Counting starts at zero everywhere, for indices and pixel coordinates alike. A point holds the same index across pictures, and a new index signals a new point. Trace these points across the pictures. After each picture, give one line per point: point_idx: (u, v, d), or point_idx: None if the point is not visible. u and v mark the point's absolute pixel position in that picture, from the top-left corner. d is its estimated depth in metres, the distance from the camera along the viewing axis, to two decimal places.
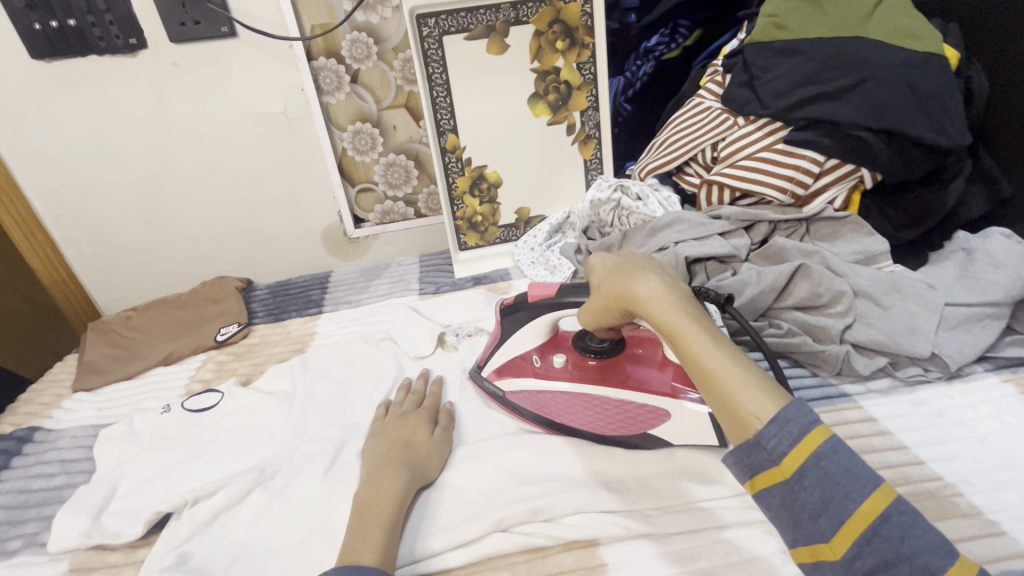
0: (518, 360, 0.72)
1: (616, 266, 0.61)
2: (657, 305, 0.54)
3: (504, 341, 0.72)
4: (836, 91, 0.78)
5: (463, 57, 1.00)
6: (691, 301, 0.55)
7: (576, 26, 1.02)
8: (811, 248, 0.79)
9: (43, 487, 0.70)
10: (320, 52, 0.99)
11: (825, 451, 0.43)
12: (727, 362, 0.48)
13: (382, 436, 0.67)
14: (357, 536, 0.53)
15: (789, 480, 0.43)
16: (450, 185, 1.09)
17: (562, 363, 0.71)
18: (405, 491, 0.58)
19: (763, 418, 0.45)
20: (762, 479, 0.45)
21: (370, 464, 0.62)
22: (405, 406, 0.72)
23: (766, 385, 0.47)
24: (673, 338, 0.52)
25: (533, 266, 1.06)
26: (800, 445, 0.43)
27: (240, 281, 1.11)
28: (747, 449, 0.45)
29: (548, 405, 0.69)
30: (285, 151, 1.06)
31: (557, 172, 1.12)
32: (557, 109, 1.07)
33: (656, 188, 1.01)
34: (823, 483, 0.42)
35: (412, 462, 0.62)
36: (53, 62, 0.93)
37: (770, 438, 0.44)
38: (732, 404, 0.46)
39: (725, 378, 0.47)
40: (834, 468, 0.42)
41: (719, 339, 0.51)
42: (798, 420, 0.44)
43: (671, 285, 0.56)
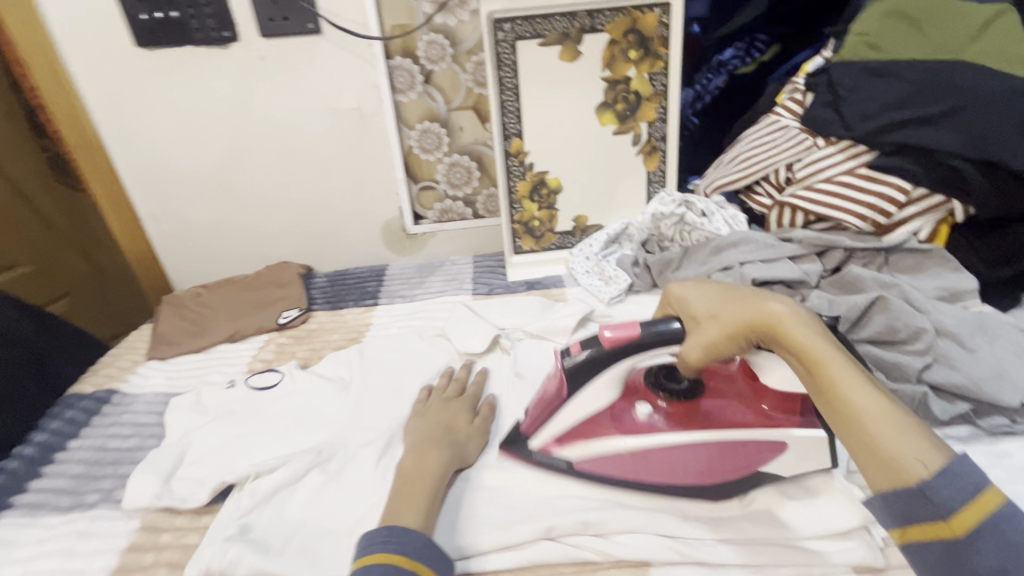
0: (588, 422, 0.63)
1: (723, 295, 0.61)
2: (814, 340, 0.54)
3: (571, 398, 0.61)
4: (931, 117, 0.74)
5: (535, 63, 1.01)
6: (827, 337, 0.55)
7: (652, 36, 1.01)
8: (889, 279, 0.75)
9: (118, 447, 0.75)
10: (398, 51, 1.01)
11: (1005, 515, 0.42)
12: (895, 407, 0.49)
13: (425, 416, 0.70)
14: (402, 497, 0.58)
15: (959, 538, 0.42)
16: (511, 188, 1.10)
17: (646, 414, 0.63)
18: (447, 465, 0.62)
19: (930, 466, 0.45)
20: (915, 531, 0.45)
21: (414, 439, 0.66)
22: (449, 392, 0.75)
23: (927, 435, 0.47)
24: (826, 376, 0.52)
25: (587, 275, 1.05)
26: (974, 502, 0.43)
27: (302, 268, 1.15)
28: (905, 496, 0.45)
29: (627, 463, 0.62)
30: (356, 145, 1.10)
31: (618, 182, 1.11)
32: (624, 119, 1.06)
33: (723, 205, 0.98)
34: (1010, 553, 0.40)
35: (455, 442, 0.66)
36: (154, 50, 0.99)
37: (940, 489, 0.44)
38: (894, 452, 0.47)
39: (886, 424, 0.48)
40: (1020, 537, 0.40)
41: (873, 383, 0.51)
42: (969, 478, 0.44)
43: (805, 319, 0.56)
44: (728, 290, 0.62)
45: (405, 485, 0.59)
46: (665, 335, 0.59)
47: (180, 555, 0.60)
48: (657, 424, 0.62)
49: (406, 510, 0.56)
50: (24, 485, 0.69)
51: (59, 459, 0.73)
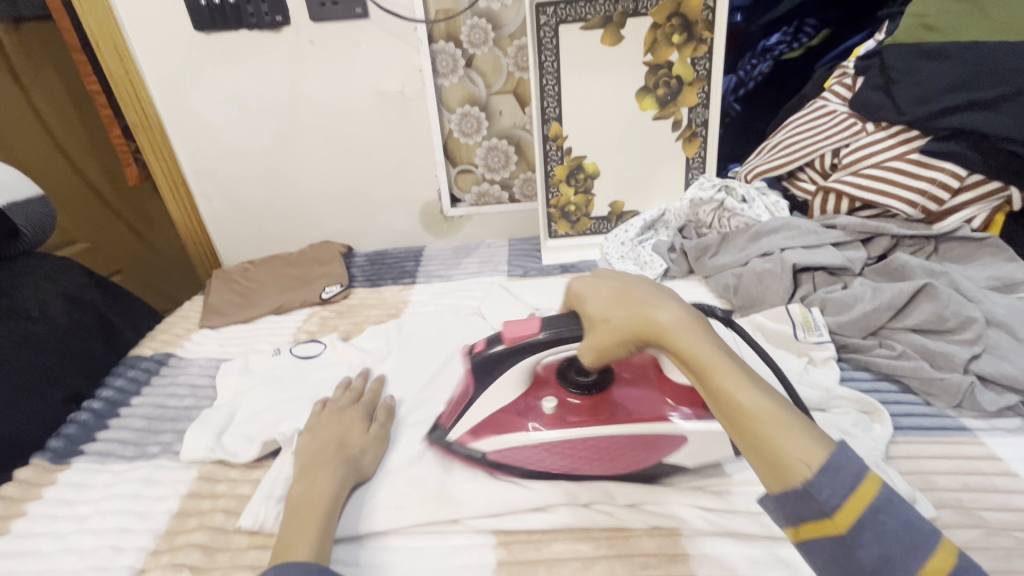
0: (498, 417, 0.62)
1: (619, 291, 0.53)
2: (687, 340, 0.46)
3: (474, 399, 0.62)
4: (990, 100, 0.71)
5: (576, 47, 1.02)
6: (710, 329, 0.48)
7: (696, 20, 1.00)
8: (938, 267, 0.73)
9: (176, 405, 0.80)
10: (441, 35, 1.03)
11: (882, 502, 0.37)
12: (774, 403, 0.41)
13: (316, 432, 0.65)
14: (292, 531, 0.53)
15: (844, 536, 0.37)
16: (548, 172, 1.11)
17: (554, 409, 0.61)
18: (340, 488, 0.57)
19: (813, 467, 0.38)
20: (806, 530, 0.39)
21: (301, 466, 0.60)
22: (343, 401, 0.71)
23: (809, 428, 0.41)
24: (705, 377, 0.44)
25: (622, 260, 1.05)
26: (854, 496, 0.37)
27: (343, 247, 1.19)
28: (792, 498, 0.39)
29: (543, 456, 0.61)
30: (398, 128, 1.12)
31: (655, 168, 1.10)
32: (664, 104, 1.05)
33: (765, 191, 0.97)
34: (882, 538, 0.37)
35: (346, 459, 0.61)
36: (211, 34, 1.04)
37: (821, 488, 0.38)
38: (780, 455, 0.39)
39: (768, 421, 0.41)
40: (893, 522, 0.37)
41: (750, 374, 0.44)
42: (849, 469, 0.38)
43: (687, 313, 0.49)
44: (622, 286, 0.55)
45: (294, 518, 0.54)
46: (559, 328, 0.56)
47: (233, 503, 0.63)
48: (568, 420, 0.61)
49: (298, 544, 0.51)
50: (92, 435, 0.74)
51: (123, 413, 0.78)
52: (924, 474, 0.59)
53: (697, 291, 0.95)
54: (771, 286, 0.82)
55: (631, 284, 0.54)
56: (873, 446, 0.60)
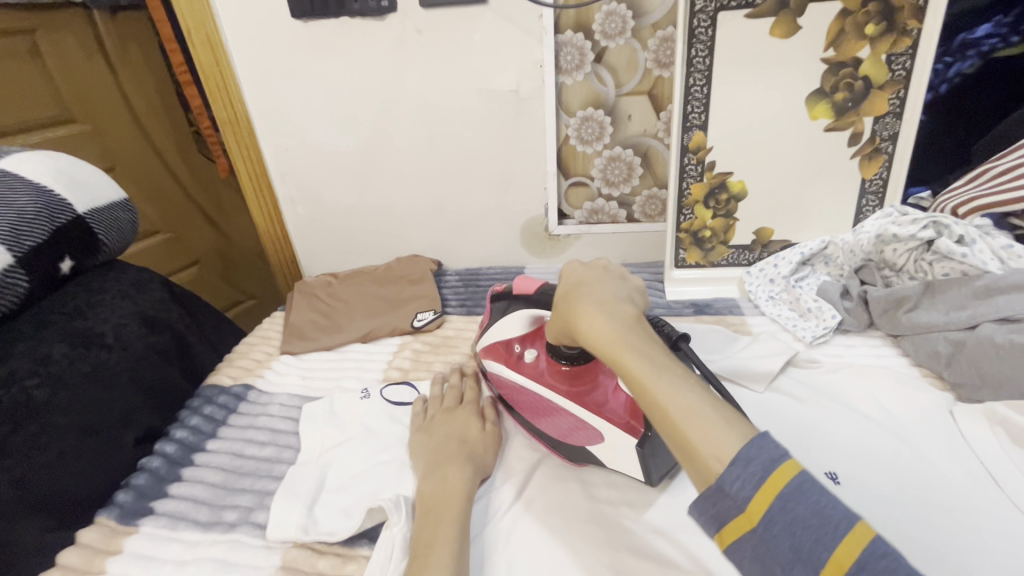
0: (500, 345, 0.70)
1: (564, 288, 0.57)
2: (600, 338, 0.49)
3: (492, 324, 0.72)
4: None
5: (737, 40, 0.82)
6: (629, 321, 0.50)
7: (901, 5, 0.78)
8: None
9: (256, 455, 0.68)
10: (569, 24, 0.87)
11: (792, 491, 0.37)
12: (682, 395, 0.42)
13: (430, 431, 0.65)
14: (430, 525, 0.53)
15: (757, 529, 0.38)
16: (682, 190, 0.93)
17: (531, 359, 0.67)
18: (473, 484, 0.57)
19: (723, 461, 0.39)
20: (729, 530, 0.39)
21: (423, 460, 0.61)
22: (447, 401, 0.70)
23: (719, 419, 0.41)
24: (621, 375, 0.46)
25: (773, 303, 0.86)
26: (765, 487, 0.38)
27: (433, 264, 1.06)
28: (711, 497, 0.40)
29: (513, 397, 0.68)
30: (506, 133, 0.97)
31: (819, 191, 0.90)
32: (842, 112, 0.84)
33: (988, 231, 0.74)
34: (793, 530, 0.36)
35: (470, 457, 0.61)
36: (309, 22, 0.92)
37: (733, 482, 0.38)
38: (692, 452, 0.40)
39: (673, 415, 0.42)
40: (803, 511, 0.37)
41: (663, 364, 0.45)
42: (760, 458, 0.38)
43: (607, 306, 0.51)
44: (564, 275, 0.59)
45: (430, 524, 0.53)
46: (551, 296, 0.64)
47: None
48: (539, 373, 0.65)
49: (437, 544, 0.50)
50: (165, 489, 0.64)
51: (197, 461, 0.67)
52: None
53: (885, 354, 0.75)
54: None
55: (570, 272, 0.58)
56: None
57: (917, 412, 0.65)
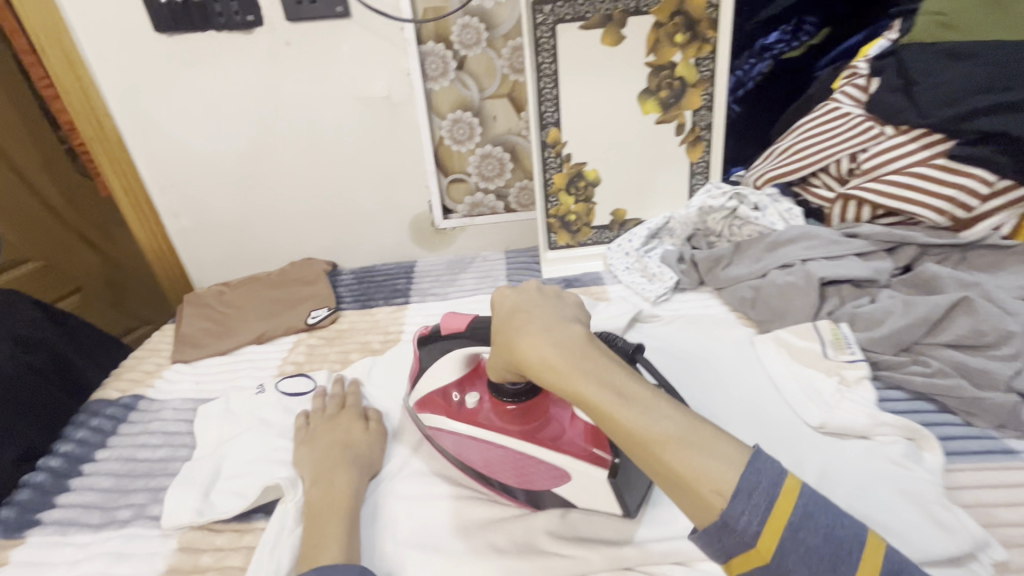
0: (436, 395, 0.65)
1: (507, 319, 0.54)
2: (564, 376, 0.47)
3: (424, 373, 0.67)
4: (1018, 102, 0.68)
5: (575, 48, 0.96)
6: (586, 351, 0.49)
7: (700, 18, 0.95)
8: (971, 279, 0.69)
9: (148, 457, 0.71)
10: (430, 36, 0.96)
11: (801, 519, 0.39)
12: (655, 424, 0.43)
13: (314, 441, 0.66)
14: (320, 531, 0.55)
15: (770, 563, 0.39)
16: (546, 181, 1.05)
17: (475, 403, 0.63)
18: (357, 486, 0.60)
19: (725, 494, 0.40)
20: (739, 563, 0.41)
21: (308, 472, 0.62)
22: (329, 408, 0.71)
23: (709, 445, 0.42)
24: (593, 415, 0.45)
25: (628, 271, 1.01)
26: (769, 515, 0.39)
27: (327, 264, 1.11)
28: (717, 532, 0.41)
29: (461, 450, 0.63)
30: (383, 135, 1.05)
31: (659, 175, 1.06)
32: (667, 107, 1.01)
33: (776, 198, 0.92)
34: (809, 558, 0.39)
35: (356, 459, 0.64)
36: (173, 37, 0.94)
37: (738, 516, 0.39)
38: (690, 487, 0.41)
39: (661, 447, 0.42)
40: (814, 537, 0.39)
41: (633, 396, 0.45)
42: (759, 486, 0.40)
43: (559, 338, 0.49)
44: (503, 310, 0.56)
45: (318, 521, 0.56)
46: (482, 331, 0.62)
47: None
48: (485, 418, 0.62)
49: (327, 545, 0.53)
50: (51, 500, 0.65)
51: (86, 471, 0.69)
52: (980, 506, 0.56)
53: (711, 305, 0.90)
54: (794, 299, 0.79)
55: (509, 309, 0.55)
56: (928, 479, 0.58)
57: (724, 344, 0.80)
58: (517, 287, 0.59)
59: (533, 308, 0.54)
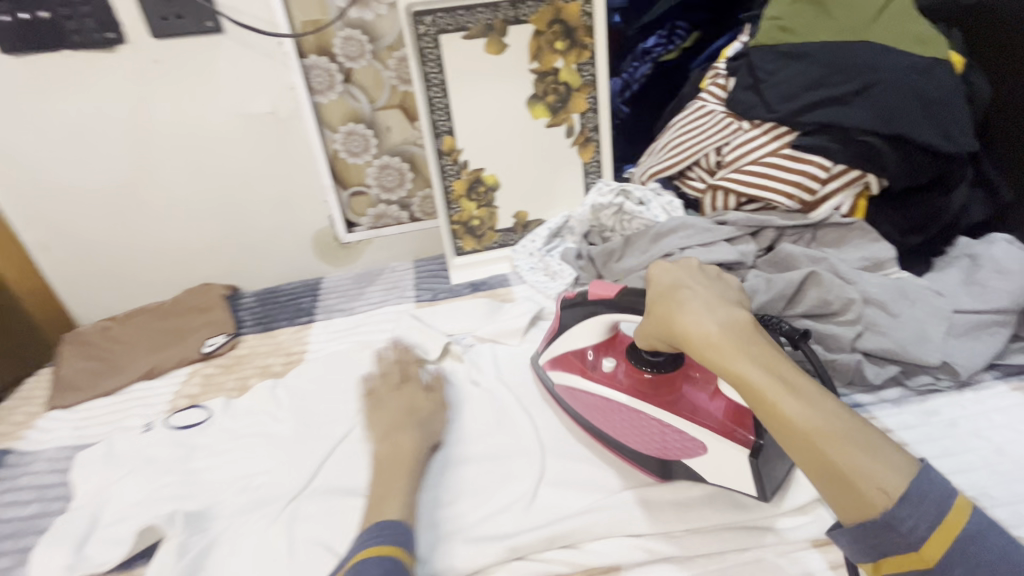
0: (571, 356, 0.71)
1: (671, 294, 0.55)
2: (728, 355, 0.49)
3: (560, 334, 0.71)
4: (843, 96, 0.77)
5: (460, 57, 0.98)
6: (754, 336, 0.50)
7: (576, 26, 1.00)
8: (818, 254, 0.78)
9: (18, 516, 0.66)
10: (312, 49, 0.95)
11: (972, 533, 0.41)
12: (823, 422, 0.44)
13: (380, 405, 0.70)
14: (390, 481, 0.61)
15: (933, 570, 0.41)
16: (446, 188, 1.06)
17: (612, 369, 0.67)
18: (421, 446, 0.65)
19: (890, 495, 0.42)
20: (891, 562, 0.43)
21: (381, 430, 0.67)
22: (394, 379, 0.74)
23: (885, 449, 0.43)
24: (755, 398, 0.47)
25: (532, 271, 1.04)
26: (940, 524, 0.41)
27: (227, 288, 1.05)
28: (875, 530, 0.42)
29: (594, 411, 0.68)
30: (273, 152, 1.02)
31: (555, 176, 1.10)
32: (555, 111, 1.05)
33: (659, 192, 0.98)
34: (978, 573, 0.39)
35: (420, 424, 0.68)
36: (22, 58, 0.87)
37: (905, 520, 0.41)
38: (855, 486, 0.42)
39: (821, 441, 0.44)
40: (987, 554, 0.40)
41: (799, 387, 0.47)
42: (931, 496, 0.42)
43: (729, 321, 0.51)
44: (659, 283, 0.56)
45: (380, 471, 0.62)
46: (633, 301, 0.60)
47: None
48: (621, 383, 0.66)
49: (393, 498, 0.58)
50: None
51: None
52: None
53: None
54: None
55: (667, 282, 0.56)
56: None
57: None
58: (675, 261, 0.59)
59: (698, 285, 0.55)
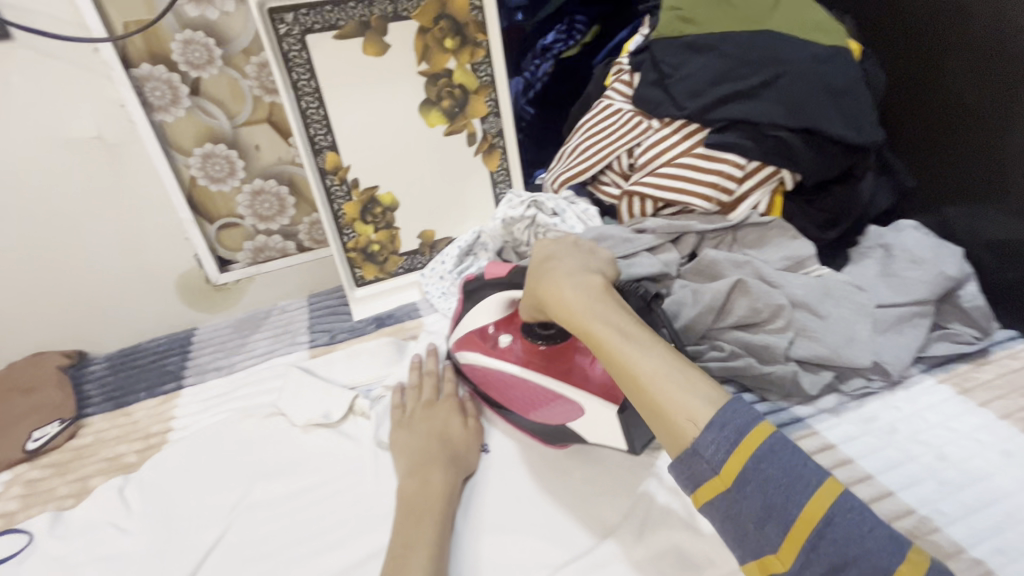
0: (475, 336, 0.69)
1: (540, 265, 0.62)
2: (575, 313, 0.55)
3: (464, 315, 0.71)
4: (751, 89, 0.72)
5: (332, 60, 0.84)
6: (602, 295, 0.56)
7: (466, 21, 0.90)
8: (742, 258, 0.73)
9: None
10: (141, 55, 0.78)
11: (763, 452, 0.43)
12: (644, 361, 0.49)
13: (413, 427, 0.65)
14: (407, 529, 0.54)
15: (730, 489, 0.43)
16: (335, 212, 0.92)
17: (508, 345, 0.67)
18: (451, 487, 0.59)
19: (697, 424, 0.45)
20: (703, 491, 0.45)
21: (405, 463, 0.61)
22: (426, 395, 0.69)
23: (695, 385, 0.47)
24: (597, 348, 0.53)
25: (444, 297, 0.93)
26: (737, 448, 0.43)
27: (66, 357, 0.85)
28: (687, 460, 0.45)
29: (495, 387, 0.67)
30: (109, 185, 0.84)
31: (461, 188, 0.99)
32: (453, 117, 0.94)
33: (572, 200, 0.91)
34: (765, 488, 0.42)
35: (453, 457, 0.62)
36: None
37: (706, 445, 0.44)
38: (666, 415, 0.46)
39: (643, 378, 0.48)
40: (774, 469, 0.42)
41: (633, 333, 0.52)
42: (732, 423, 0.44)
43: (583, 283, 0.57)
44: (539, 254, 0.64)
45: (412, 513, 0.56)
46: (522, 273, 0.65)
47: None
48: (517, 357, 0.65)
49: (411, 551, 0.52)
50: None
51: None
52: None
53: None
54: None
55: (543, 255, 0.63)
56: None
57: None
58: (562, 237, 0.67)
59: (568, 255, 0.62)
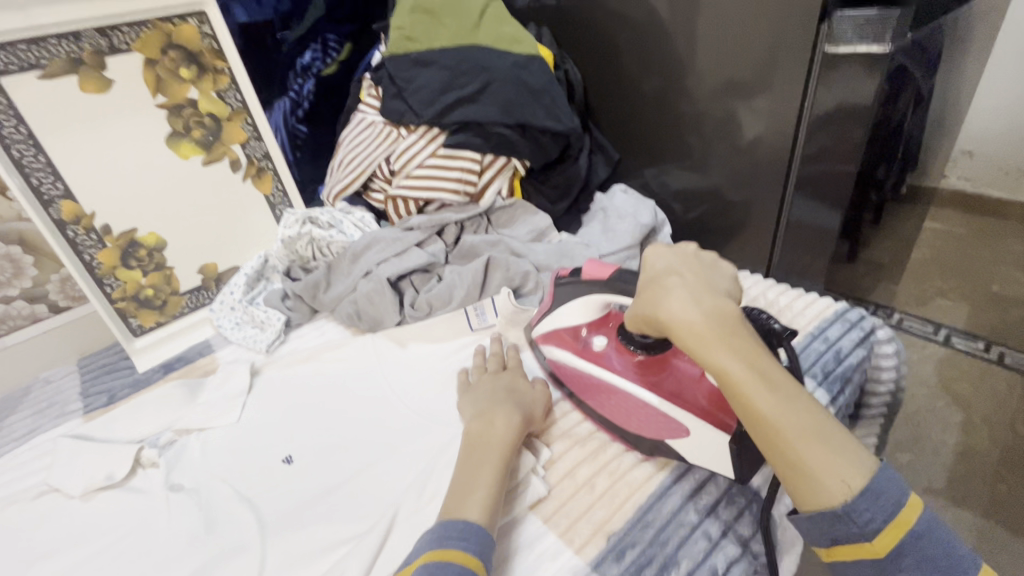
0: (566, 333, 0.69)
1: (654, 278, 0.54)
2: (708, 344, 0.47)
3: (553, 312, 0.70)
4: (470, 95, 0.85)
5: (39, 103, 0.77)
6: (738, 326, 0.48)
7: (199, 50, 0.90)
8: (494, 238, 0.87)
9: None
10: None
11: (923, 530, 0.42)
12: (790, 414, 0.44)
13: (478, 389, 0.66)
14: (473, 465, 0.55)
15: (884, 558, 0.42)
16: (88, 264, 0.85)
17: (602, 347, 0.66)
18: (516, 431, 0.59)
19: (852, 492, 0.42)
20: (844, 549, 0.43)
21: (473, 409, 0.63)
22: (492, 367, 0.70)
23: (850, 448, 0.43)
24: (727, 386, 0.46)
25: (237, 327, 0.90)
26: (890, 520, 0.42)
27: None
28: (829, 519, 0.43)
29: (591, 394, 0.66)
30: None
31: (237, 217, 0.98)
32: (209, 146, 0.93)
33: (349, 211, 0.96)
34: (923, 563, 0.42)
35: (518, 403, 0.63)
36: None
37: (860, 513, 0.42)
38: (811, 475, 0.42)
39: (788, 434, 0.43)
40: (934, 549, 0.42)
41: (777, 381, 0.45)
42: (887, 495, 0.42)
43: (712, 309, 0.49)
44: (652, 273, 0.55)
45: (472, 450, 0.57)
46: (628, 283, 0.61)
47: None
48: (609, 361, 0.64)
49: (474, 486, 0.53)
50: None
51: None
52: None
53: (327, 330, 0.89)
54: (377, 304, 0.82)
55: (660, 270, 0.54)
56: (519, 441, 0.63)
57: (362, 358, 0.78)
58: (675, 245, 0.57)
59: (688, 271, 0.53)
